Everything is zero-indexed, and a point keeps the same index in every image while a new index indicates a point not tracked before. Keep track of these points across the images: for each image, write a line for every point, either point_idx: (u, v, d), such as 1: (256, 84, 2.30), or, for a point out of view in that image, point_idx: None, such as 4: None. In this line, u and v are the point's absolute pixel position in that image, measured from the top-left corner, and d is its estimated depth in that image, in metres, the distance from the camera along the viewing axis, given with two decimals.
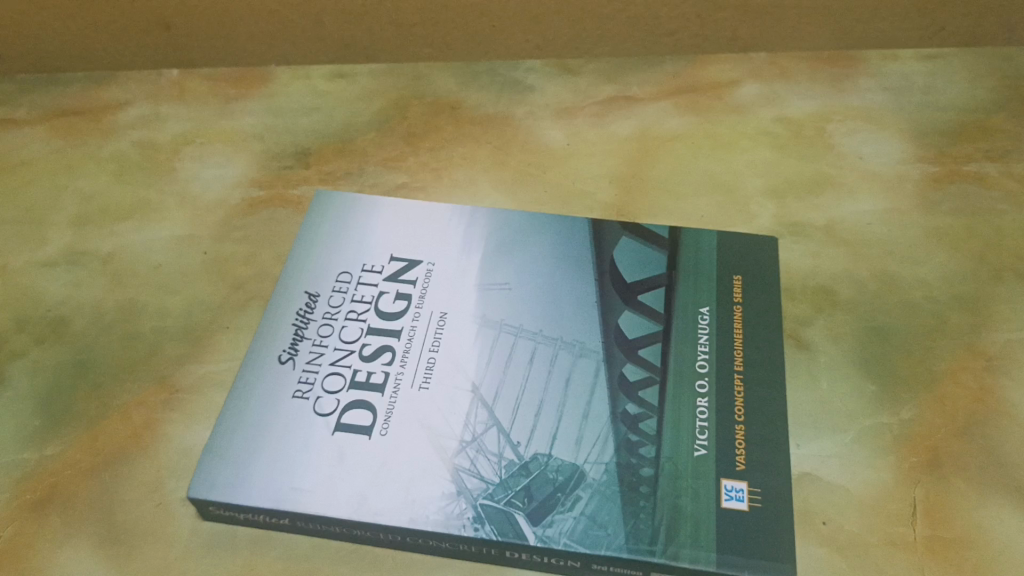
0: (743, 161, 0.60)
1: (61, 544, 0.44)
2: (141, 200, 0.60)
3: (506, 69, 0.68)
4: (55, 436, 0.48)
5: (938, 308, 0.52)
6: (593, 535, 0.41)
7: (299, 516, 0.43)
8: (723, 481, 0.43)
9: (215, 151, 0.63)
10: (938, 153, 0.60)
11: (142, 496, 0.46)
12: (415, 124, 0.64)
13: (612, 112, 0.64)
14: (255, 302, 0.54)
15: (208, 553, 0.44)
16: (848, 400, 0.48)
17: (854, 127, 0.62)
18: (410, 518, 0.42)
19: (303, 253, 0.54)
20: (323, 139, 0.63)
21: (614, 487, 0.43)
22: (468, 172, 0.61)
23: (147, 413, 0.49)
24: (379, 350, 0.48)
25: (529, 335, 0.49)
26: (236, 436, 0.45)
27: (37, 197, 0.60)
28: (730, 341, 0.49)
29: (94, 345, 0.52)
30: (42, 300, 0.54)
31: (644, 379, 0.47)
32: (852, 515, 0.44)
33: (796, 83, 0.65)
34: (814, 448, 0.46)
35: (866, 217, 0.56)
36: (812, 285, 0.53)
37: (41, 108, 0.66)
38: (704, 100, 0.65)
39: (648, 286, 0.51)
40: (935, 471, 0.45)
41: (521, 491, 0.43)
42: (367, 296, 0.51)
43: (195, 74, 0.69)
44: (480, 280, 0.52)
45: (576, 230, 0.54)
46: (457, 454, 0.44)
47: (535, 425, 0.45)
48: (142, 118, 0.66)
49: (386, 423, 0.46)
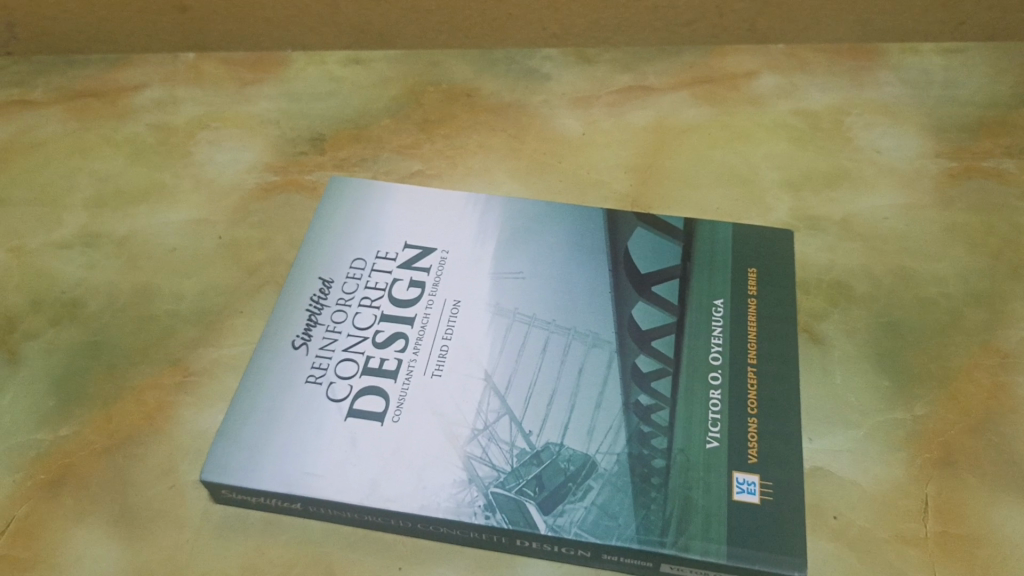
0: (759, 153, 0.60)
1: (75, 524, 0.45)
2: (157, 184, 0.60)
3: (522, 57, 0.68)
4: (68, 417, 0.48)
5: (954, 305, 0.51)
6: (603, 526, 0.41)
7: (311, 501, 0.43)
8: (734, 474, 0.43)
9: (230, 135, 0.63)
10: (956, 148, 0.60)
11: (154, 478, 0.46)
12: (431, 111, 0.64)
13: (628, 102, 0.64)
14: (269, 287, 0.54)
15: (220, 536, 0.44)
16: (862, 396, 0.47)
17: (873, 121, 0.62)
18: (421, 505, 0.42)
19: (318, 239, 0.54)
20: (338, 125, 0.63)
21: (625, 478, 0.43)
22: (483, 160, 0.61)
23: (160, 396, 0.49)
24: (392, 337, 0.49)
25: (543, 324, 0.49)
26: (249, 419, 0.46)
27: (53, 178, 0.60)
28: (744, 334, 0.49)
29: (109, 327, 0.52)
30: (58, 281, 0.55)
31: (657, 371, 0.47)
32: (863, 510, 0.44)
33: (814, 75, 0.65)
34: (826, 443, 0.46)
35: (883, 211, 0.56)
36: (827, 279, 0.52)
37: (57, 89, 0.66)
38: (722, 91, 0.64)
39: (663, 277, 0.51)
40: (947, 468, 0.45)
41: (533, 479, 0.43)
42: (381, 283, 0.51)
43: (211, 58, 0.69)
44: (494, 268, 0.52)
45: (591, 220, 0.54)
46: (469, 442, 0.44)
47: (547, 414, 0.45)
48: (158, 101, 0.66)
49: (399, 410, 0.46)
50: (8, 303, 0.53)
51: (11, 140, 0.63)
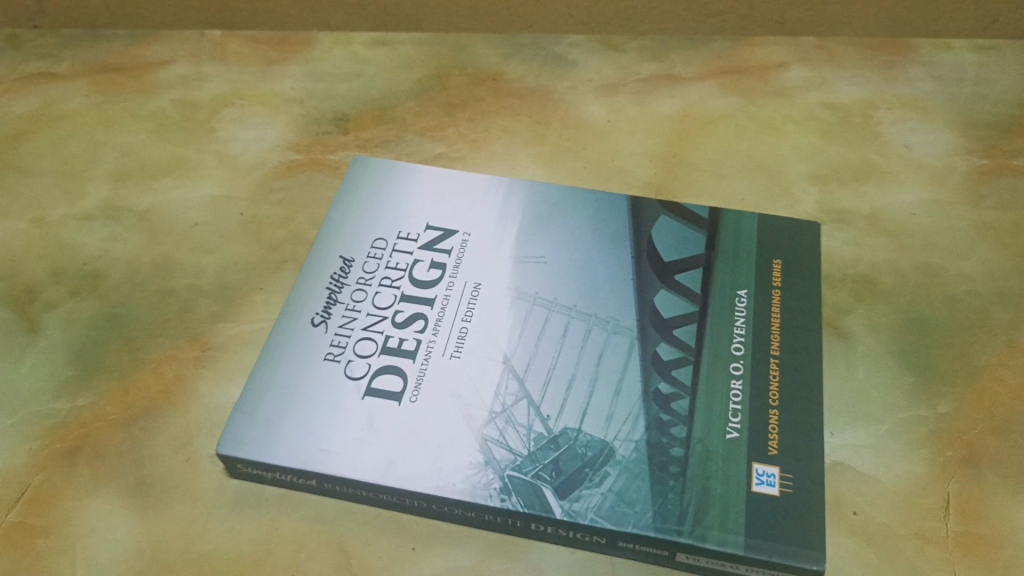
0: (786, 144, 0.59)
1: (90, 494, 0.45)
2: (180, 159, 0.60)
3: (549, 43, 0.67)
4: (86, 388, 0.48)
5: (982, 303, 0.51)
6: (619, 512, 0.41)
7: (327, 478, 0.43)
8: (754, 465, 0.42)
9: (254, 113, 0.63)
10: (987, 145, 0.59)
11: (170, 450, 0.46)
12: (456, 94, 0.64)
13: (655, 90, 0.63)
14: (290, 265, 0.54)
15: (234, 510, 0.44)
16: (885, 392, 0.47)
17: (902, 116, 0.61)
18: (437, 485, 0.42)
19: (340, 217, 0.54)
20: (363, 106, 0.63)
21: (643, 465, 0.42)
22: (507, 143, 0.60)
23: (177, 369, 0.49)
24: (411, 318, 0.48)
25: (563, 309, 0.48)
26: (267, 395, 0.45)
27: (76, 151, 0.61)
28: (767, 324, 0.48)
29: (129, 300, 0.52)
30: (79, 253, 0.55)
31: (678, 359, 0.46)
32: (884, 507, 0.43)
33: (844, 68, 0.64)
34: (848, 437, 0.45)
35: (911, 207, 0.55)
36: (853, 274, 0.52)
37: (83, 62, 0.66)
38: (750, 82, 0.63)
39: (685, 265, 0.50)
40: (970, 468, 0.44)
41: (550, 464, 0.43)
42: (401, 263, 0.51)
43: (237, 36, 0.69)
44: (515, 252, 0.51)
45: (614, 207, 0.54)
46: (486, 424, 0.44)
47: (566, 399, 0.45)
48: (183, 77, 0.65)
49: (416, 390, 0.45)
50: (29, 273, 0.54)
51: (37, 112, 0.63)
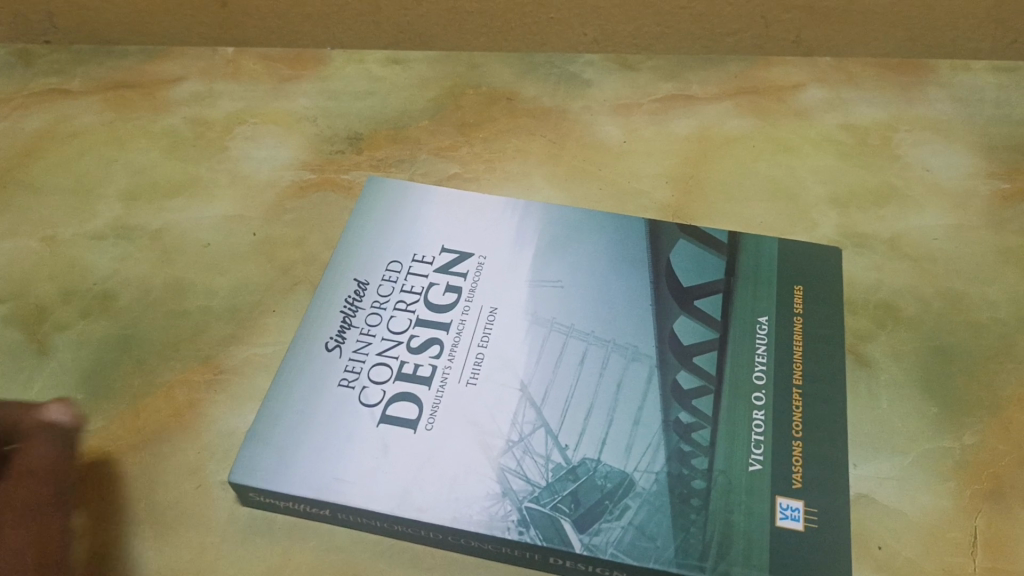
0: (804, 167, 0.59)
1: (99, 521, 0.44)
2: (192, 178, 0.60)
3: (563, 62, 0.67)
4: (96, 411, 0.48)
5: (1006, 330, 0.50)
6: (641, 546, 0.40)
7: (342, 508, 0.42)
8: (778, 498, 0.42)
9: (267, 131, 0.62)
10: (1009, 169, 0.58)
11: (182, 477, 0.45)
12: (470, 113, 0.63)
13: (671, 110, 0.63)
14: (302, 287, 0.53)
15: (245, 539, 0.43)
16: (909, 422, 0.46)
17: (922, 138, 0.60)
18: (454, 516, 0.41)
19: (354, 239, 0.53)
20: (376, 125, 0.62)
21: (664, 497, 0.42)
22: (522, 165, 0.60)
23: (189, 393, 0.48)
24: (427, 343, 0.48)
25: (581, 335, 0.48)
26: (281, 422, 0.45)
27: (88, 168, 0.60)
28: (789, 352, 0.47)
29: (140, 322, 0.52)
30: (90, 273, 0.54)
31: (699, 388, 0.45)
32: (908, 541, 0.42)
33: (863, 89, 0.63)
34: (871, 469, 0.44)
35: (932, 232, 0.55)
36: (874, 300, 0.51)
37: (95, 80, 0.66)
38: (767, 103, 0.63)
39: (706, 291, 0.50)
40: (997, 501, 0.43)
41: (568, 495, 0.42)
42: (416, 286, 0.50)
43: (250, 53, 0.68)
44: (532, 276, 0.51)
45: (632, 231, 0.53)
46: (504, 453, 0.43)
47: (584, 428, 0.44)
48: (195, 94, 0.65)
49: (432, 416, 0.45)
50: (39, 293, 0.53)
51: (48, 129, 0.62)
